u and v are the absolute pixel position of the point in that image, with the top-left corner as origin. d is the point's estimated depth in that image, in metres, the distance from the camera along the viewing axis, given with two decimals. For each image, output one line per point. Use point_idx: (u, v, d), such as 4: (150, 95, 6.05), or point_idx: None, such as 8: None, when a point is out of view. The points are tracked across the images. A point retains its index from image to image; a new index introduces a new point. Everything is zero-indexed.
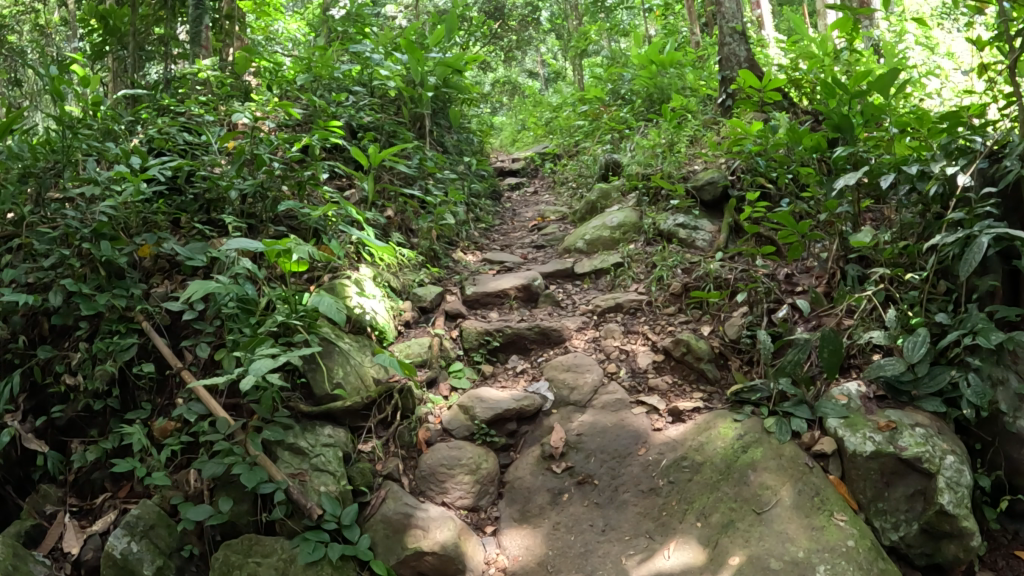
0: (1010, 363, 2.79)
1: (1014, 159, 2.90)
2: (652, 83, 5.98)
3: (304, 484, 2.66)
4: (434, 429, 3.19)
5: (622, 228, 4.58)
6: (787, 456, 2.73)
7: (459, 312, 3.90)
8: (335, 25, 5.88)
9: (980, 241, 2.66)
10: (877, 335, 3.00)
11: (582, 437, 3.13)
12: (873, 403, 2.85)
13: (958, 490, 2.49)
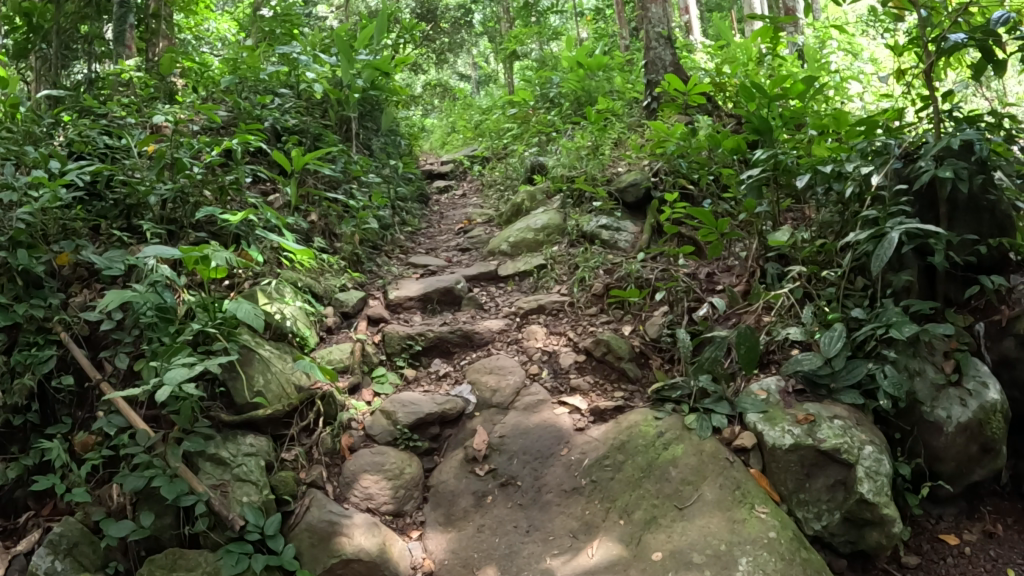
0: (926, 355, 2.98)
1: (928, 161, 3.01)
2: (579, 87, 6.07)
3: (226, 496, 2.60)
4: (357, 436, 3.15)
5: (546, 230, 4.62)
6: (707, 452, 2.79)
7: (382, 317, 3.86)
8: (263, 25, 5.75)
9: (890, 237, 2.73)
10: (794, 333, 3.08)
11: (504, 439, 3.14)
12: (792, 398, 2.92)
13: (878, 479, 2.58)
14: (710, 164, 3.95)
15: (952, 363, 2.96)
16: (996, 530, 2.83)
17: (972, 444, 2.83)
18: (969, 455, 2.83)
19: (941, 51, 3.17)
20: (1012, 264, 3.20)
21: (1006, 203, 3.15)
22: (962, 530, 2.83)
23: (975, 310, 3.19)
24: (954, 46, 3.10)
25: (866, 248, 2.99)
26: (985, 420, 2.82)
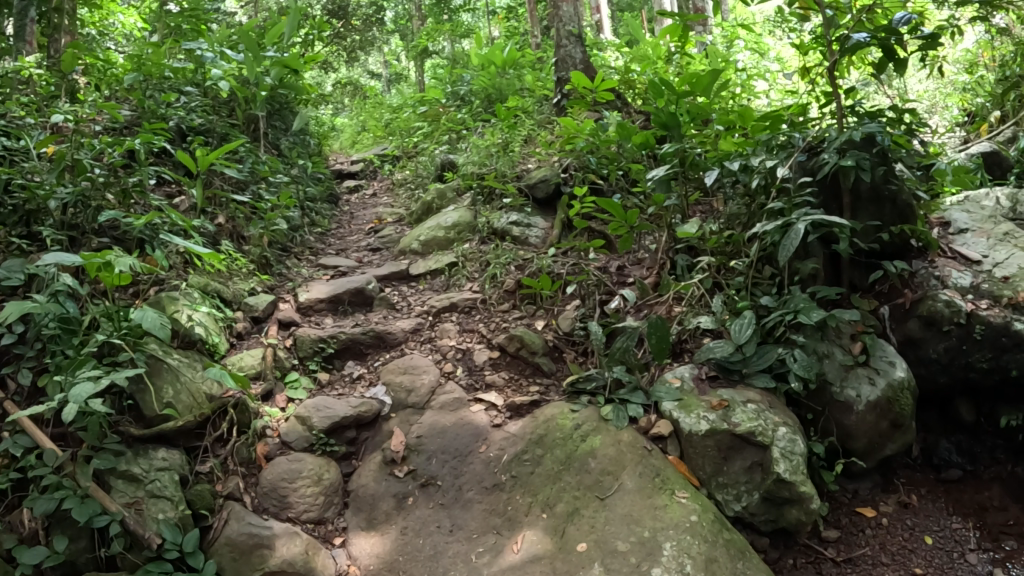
0: (834, 339, 3.12)
1: (831, 153, 3.12)
2: (489, 84, 6.22)
3: (142, 513, 2.51)
4: (273, 443, 3.10)
5: (456, 227, 4.64)
6: (625, 441, 2.85)
7: (293, 320, 3.81)
8: (169, 19, 5.50)
9: (795, 230, 2.83)
10: (705, 321, 3.20)
11: (422, 439, 3.14)
12: (706, 384, 3.04)
13: (793, 458, 2.70)
14: (618, 160, 4.04)
15: (860, 345, 3.12)
16: (910, 499, 3.04)
17: (882, 420, 2.98)
18: (879, 430, 2.98)
19: (845, 50, 3.31)
20: (915, 251, 3.38)
21: (906, 192, 3.30)
22: (878, 503, 3.01)
23: (880, 294, 3.37)
24: (856, 46, 3.24)
25: (773, 238, 3.09)
26: (893, 398, 2.99)
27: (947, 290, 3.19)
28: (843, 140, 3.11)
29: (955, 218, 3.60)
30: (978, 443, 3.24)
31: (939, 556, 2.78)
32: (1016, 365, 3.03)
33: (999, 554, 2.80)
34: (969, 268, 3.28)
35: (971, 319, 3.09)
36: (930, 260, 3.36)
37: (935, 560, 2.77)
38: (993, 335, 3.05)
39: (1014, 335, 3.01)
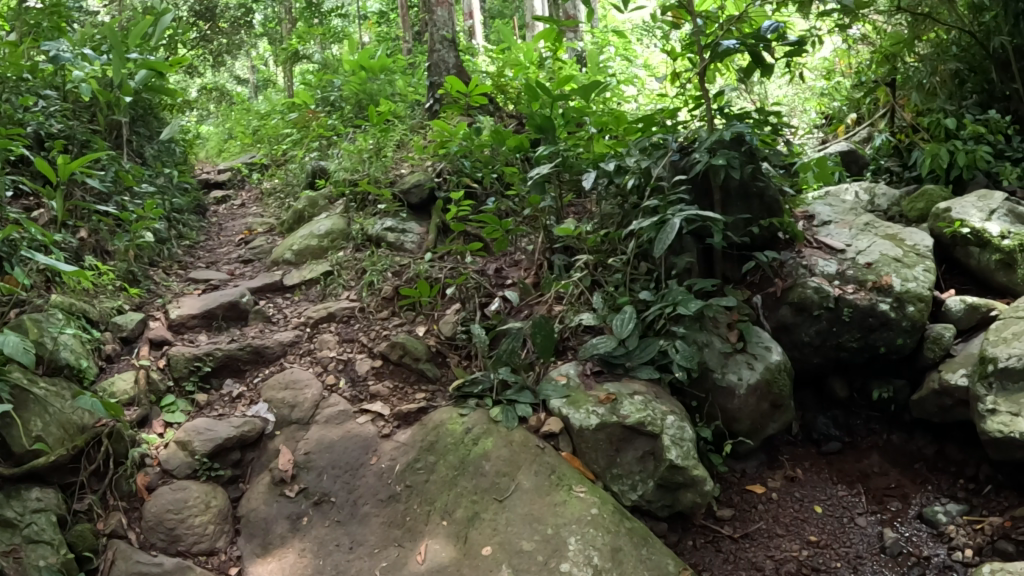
0: (712, 328, 3.26)
1: (703, 153, 3.20)
2: (360, 89, 6.02)
3: (19, 562, 2.27)
4: (154, 472, 2.86)
5: (330, 236, 4.52)
6: (517, 442, 2.86)
7: (165, 339, 3.56)
8: (27, 17, 4.81)
9: (669, 223, 2.94)
10: (587, 318, 3.29)
11: (310, 455, 3.02)
12: (592, 378, 3.08)
13: (683, 444, 2.79)
14: (492, 163, 4.06)
15: (737, 333, 3.25)
16: (796, 473, 3.19)
17: (762, 402, 3.13)
18: (761, 411, 3.13)
19: (715, 56, 3.39)
20: (782, 243, 3.56)
21: (772, 187, 3.44)
22: (766, 479, 3.16)
23: (752, 284, 3.52)
24: (727, 51, 3.33)
25: (649, 235, 3.20)
26: (772, 380, 3.14)
27: (816, 277, 3.38)
28: (714, 140, 3.22)
29: (818, 211, 3.84)
30: (854, 416, 3.43)
31: (829, 523, 2.94)
32: (884, 343, 3.24)
33: (885, 515, 2.94)
34: (834, 256, 3.49)
35: (839, 303, 3.28)
36: (798, 251, 3.54)
37: (825, 527, 2.92)
38: (861, 316, 3.24)
39: (881, 315, 3.21)
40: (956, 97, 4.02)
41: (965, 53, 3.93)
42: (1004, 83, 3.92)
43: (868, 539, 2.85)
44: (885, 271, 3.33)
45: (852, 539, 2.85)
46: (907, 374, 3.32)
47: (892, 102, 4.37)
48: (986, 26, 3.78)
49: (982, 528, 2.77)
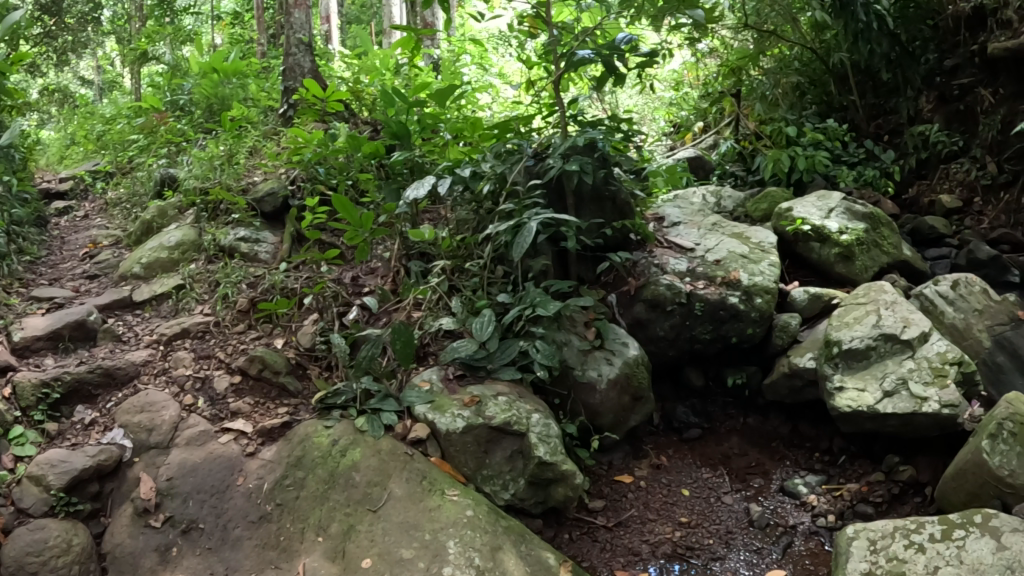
0: (570, 327, 2.72)
1: (556, 157, 2.54)
2: (211, 93, 5.47)
3: None
4: (5, 513, 2.29)
5: (181, 247, 3.71)
6: (385, 449, 2.46)
7: (7, 363, 2.81)
8: None
9: (504, 206, 2.46)
10: (446, 322, 2.68)
11: (174, 480, 2.48)
12: (455, 382, 2.60)
13: (550, 442, 2.42)
14: (348, 170, 3.31)
15: (594, 330, 2.73)
16: (661, 460, 2.79)
17: (624, 396, 2.66)
18: (622, 405, 2.66)
19: (569, 68, 2.76)
20: (634, 244, 2.99)
21: (625, 191, 2.84)
22: (633, 468, 2.74)
23: (607, 285, 2.93)
24: (582, 63, 2.70)
25: (504, 239, 2.53)
26: (631, 374, 2.67)
27: (668, 275, 2.85)
28: (569, 144, 2.55)
29: (667, 213, 3.27)
30: (710, 403, 3.01)
31: (698, 503, 2.59)
32: (736, 334, 2.80)
33: (750, 492, 2.65)
34: (685, 255, 2.96)
35: (691, 298, 2.78)
36: (649, 251, 2.98)
37: (695, 508, 2.57)
38: (712, 310, 2.77)
39: (731, 309, 2.76)
40: (797, 107, 4.16)
41: (805, 68, 4.18)
42: (843, 96, 4.19)
43: (735, 514, 2.55)
44: (732, 267, 2.86)
45: (721, 517, 2.54)
46: (759, 359, 2.93)
47: (737, 112, 4.35)
48: (826, 43, 4.09)
49: (842, 495, 2.58)
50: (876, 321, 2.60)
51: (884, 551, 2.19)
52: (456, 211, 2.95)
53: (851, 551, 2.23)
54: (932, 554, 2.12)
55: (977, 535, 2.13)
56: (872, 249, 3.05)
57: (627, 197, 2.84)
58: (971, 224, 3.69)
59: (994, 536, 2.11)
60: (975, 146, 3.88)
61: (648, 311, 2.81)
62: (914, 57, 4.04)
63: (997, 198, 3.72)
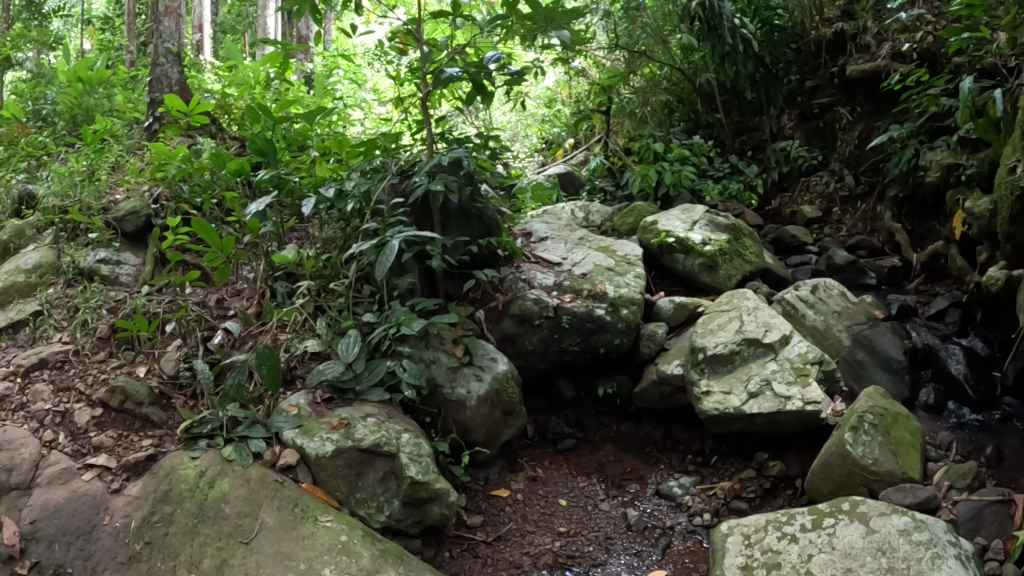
0: (437, 345, 2.71)
1: (421, 175, 2.48)
2: (74, 102, 4.50)
3: None
4: None
5: (38, 270, 3.29)
6: (255, 478, 2.34)
7: None
8: None
9: (366, 225, 2.46)
10: (311, 344, 2.59)
11: (36, 523, 2.32)
12: (324, 406, 2.53)
13: (421, 461, 2.40)
14: (214, 188, 3.15)
15: (462, 347, 2.72)
16: (537, 472, 2.78)
17: (494, 411, 2.66)
18: (494, 420, 2.66)
19: (438, 84, 2.72)
20: (501, 260, 3.02)
21: (491, 208, 2.89)
22: (509, 481, 2.73)
23: (474, 300, 2.95)
24: (450, 79, 2.67)
25: (369, 258, 2.44)
26: (501, 389, 2.68)
27: (534, 289, 2.91)
28: (435, 162, 2.50)
29: (536, 228, 3.32)
30: (584, 413, 3.04)
31: (576, 513, 2.59)
32: (603, 344, 2.89)
33: (626, 497, 2.67)
34: (551, 269, 3.04)
35: (558, 311, 2.85)
36: (516, 266, 3.04)
37: (573, 517, 2.58)
38: (579, 322, 2.84)
39: (598, 321, 2.85)
40: (665, 124, 4.35)
41: (674, 87, 4.39)
42: (708, 114, 4.43)
43: (613, 521, 2.56)
44: (599, 280, 2.97)
45: (599, 523, 2.55)
46: (628, 368, 3.01)
47: (607, 129, 4.50)
48: (693, 64, 4.30)
49: (716, 493, 2.62)
50: (739, 327, 2.69)
51: (760, 545, 2.24)
52: (324, 229, 2.87)
53: (728, 548, 2.27)
54: (806, 544, 2.20)
55: (846, 521, 2.23)
56: (735, 258, 3.23)
57: (494, 214, 2.88)
58: (831, 232, 3.94)
59: (862, 521, 2.22)
60: (833, 160, 4.18)
61: (515, 326, 2.85)
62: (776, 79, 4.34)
63: (855, 207, 4.02)
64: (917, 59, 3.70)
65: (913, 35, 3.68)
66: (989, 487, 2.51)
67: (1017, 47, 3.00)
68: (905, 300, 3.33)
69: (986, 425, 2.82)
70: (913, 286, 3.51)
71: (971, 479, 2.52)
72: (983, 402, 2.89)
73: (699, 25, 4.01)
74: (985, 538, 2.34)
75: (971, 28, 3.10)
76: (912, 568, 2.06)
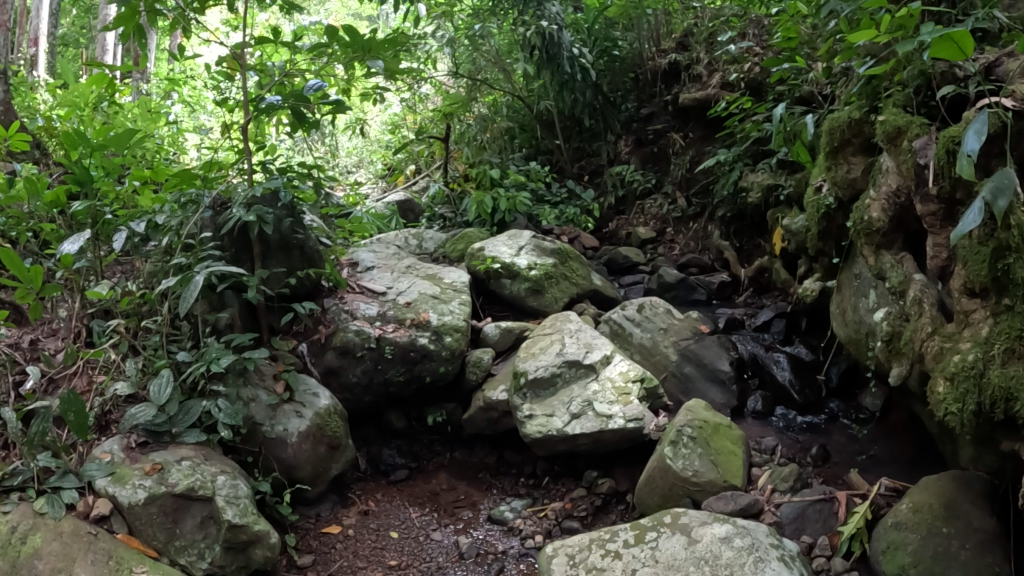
0: (256, 381, 2.90)
1: (238, 207, 2.76)
2: None
3: None
4: None
5: None
6: (68, 531, 2.23)
7: None
8: None
9: (175, 261, 2.67)
10: (121, 387, 2.66)
11: None
12: (137, 451, 2.52)
13: (238, 502, 2.48)
14: (29, 220, 2.94)
15: (282, 383, 2.94)
16: (369, 506, 2.96)
17: (318, 446, 2.85)
18: (319, 455, 2.85)
19: (258, 111, 2.93)
20: (325, 291, 3.36)
21: (312, 239, 3.19)
22: (341, 518, 2.87)
23: (297, 333, 3.22)
24: (269, 107, 2.87)
25: (176, 294, 2.66)
26: (323, 424, 2.89)
27: (356, 321, 3.20)
28: (250, 193, 2.77)
29: (362, 257, 3.72)
30: (415, 442, 3.32)
31: (407, 544, 2.73)
32: (428, 373, 3.18)
33: (460, 525, 2.84)
34: (375, 299, 3.37)
35: (380, 342, 3.12)
36: (340, 297, 3.34)
37: (404, 550, 2.71)
38: (402, 352, 3.13)
39: (420, 349, 3.15)
40: (506, 150, 5.15)
41: (515, 114, 5.14)
42: (547, 140, 5.23)
43: (445, 549, 2.71)
44: (422, 309, 3.29)
45: (431, 554, 2.68)
46: (457, 397, 3.33)
47: (447, 157, 5.21)
48: (534, 92, 5.02)
49: (546, 515, 2.83)
50: (560, 350, 3.05)
51: (584, 564, 2.31)
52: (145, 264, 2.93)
53: (553, 569, 2.35)
54: (629, 559, 2.27)
55: (669, 534, 2.32)
56: (561, 280, 3.75)
57: (314, 245, 3.19)
58: (664, 251, 4.62)
59: (683, 532, 2.32)
60: (666, 184, 4.91)
61: (337, 359, 3.12)
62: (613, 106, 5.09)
63: (687, 227, 4.70)
64: (744, 87, 4.16)
65: (741, 66, 4.17)
66: (813, 486, 2.70)
67: (830, 76, 3.18)
68: (733, 314, 3.77)
69: (813, 426, 3.10)
70: (742, 299, 4.01)
71: (795, 480, 2.70)
72: (807, 405, 3.16)
73: (538, 54, 4.55)
74: (810, 536, 2.49)
75: (790, 59, 3.36)
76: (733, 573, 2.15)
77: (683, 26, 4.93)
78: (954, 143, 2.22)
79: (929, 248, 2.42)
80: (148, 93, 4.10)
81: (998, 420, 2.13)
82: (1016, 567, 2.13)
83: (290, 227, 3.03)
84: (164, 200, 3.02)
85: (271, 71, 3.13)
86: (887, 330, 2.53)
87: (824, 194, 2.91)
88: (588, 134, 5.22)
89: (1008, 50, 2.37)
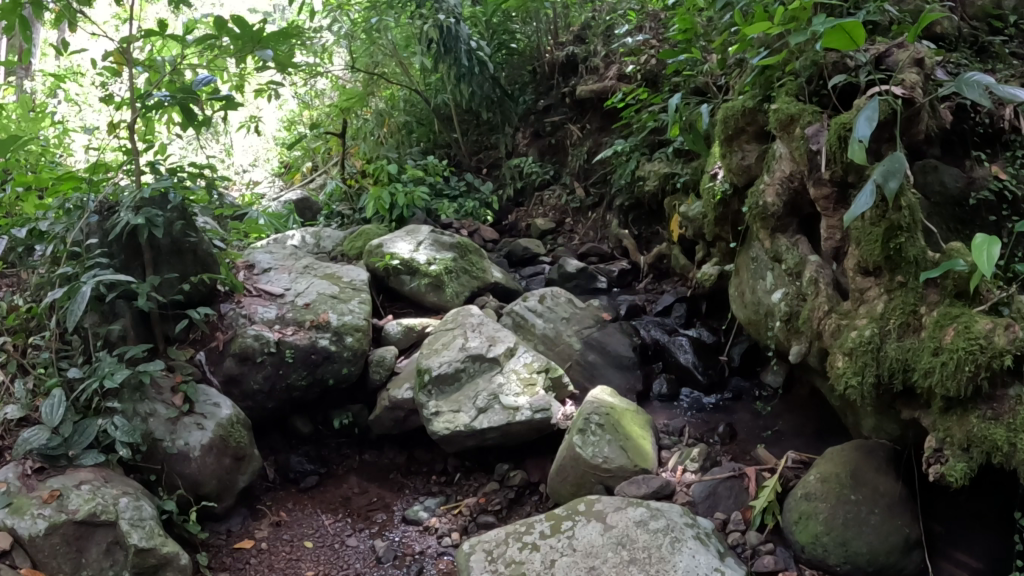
0: (155, 395, 2.90)
1: (127, 211, 2.83)
2: None
3: None
4: None
5: None
6: None
7: None
8: None
9: (61, 272, 2.68)
10: (10, 412, 2.53)
11: None
12: (34, 478, 2.38)
13: (145, 524, 2.39)
14: None
15: (181, 396, 2.94)
16: (281, 517, 3.06)
17: (223, 457, 2.89)
18: (224, 467, 2.89)
19: (145, 107, 2.88)
20: (222, 296, 3.44)
21: (206, 243, 3.26)
22: (253, 531, 2.96)
23: (195, 341, 3.29)
24: (157, 104, 2.83)
25: (63, 307, 2.63)
26: (226, 435, 2.93)
27: (255, 326, 3.30)
28: (136, 197, 2.85)
29: (259, 259, 3.84)
30: (323, 447, 3.50)
31: (323, 553, 2.86)
32: (332, 375, 3.33)
33: (375, 528, 3.02)
34: (273, 302, 3.49)
35: (280, 346, 3.24)
36: (237, 301, 3.43)
37: (320, 559, 2.84)
38: (303, 355, 3.25)
39: (322, 352, 3.29)
40: (405, 143, 5.37)
41: (412, 108, 5.36)
42: (445, 134, 5.53)
43: (362, 555, 2.87)
44: (322, 310, 3.43)
45: (348, 561, 2.83)
46: (362, 398, 3.53)
47: (345, 153, 5.37)
48: (430, 86, 5.27)
49: (461, 512, 3.05)
50: (463, 345, 3.26)
51: (502, 558, 2.37)
52: (31, 275, 2.98)
53: (473, 565, 2.39)
54: (547, 549, 2.34)
55: (585, 522, 2.40)
56: (461, 274, 3.95)
57: (207, 249, 3.27)
58: (564, 241, 4.85)
59: (598, 519, 2.40)
60: (563, 175, 5.19)
61: (237, 365, 3.20)
62: (510, 100, 5.40)
63: (586, 217, 4.93)
64: (642, 79, 4.28)
65: (638, 58, 4.26)
66: (722, 464, 2.81)
67: (725, 68, 3.33)
68: (634, 300, 4.02)
69: (718, 406, 3.28)
70: (643, 285, 4.26)
71: (704, 460, 2.82)
72: (712, 384, 3.36)
73: (436, 46, 4.74)
74: (723, 512, 2.57)
75: (686, 50, 3.52)
76: (652, 556, 2.22)
77: (581, 19, 5.20)
78: (846, 130, 2.28)
79: (823, 230, 2.50)
80: (33, 93, 3.90)
81: (897, 390, 2.22)
82: (921, 527, 2.25)
83: (182, 229, 3.11)
84: (48, 206, 3.02)
85: (160, 67, 3.01)
86: (786, 310, 2.63)
87: (721, 181, 3.05)
88: (486, 127, 5.55)
89: (897, 41, 2.45)
